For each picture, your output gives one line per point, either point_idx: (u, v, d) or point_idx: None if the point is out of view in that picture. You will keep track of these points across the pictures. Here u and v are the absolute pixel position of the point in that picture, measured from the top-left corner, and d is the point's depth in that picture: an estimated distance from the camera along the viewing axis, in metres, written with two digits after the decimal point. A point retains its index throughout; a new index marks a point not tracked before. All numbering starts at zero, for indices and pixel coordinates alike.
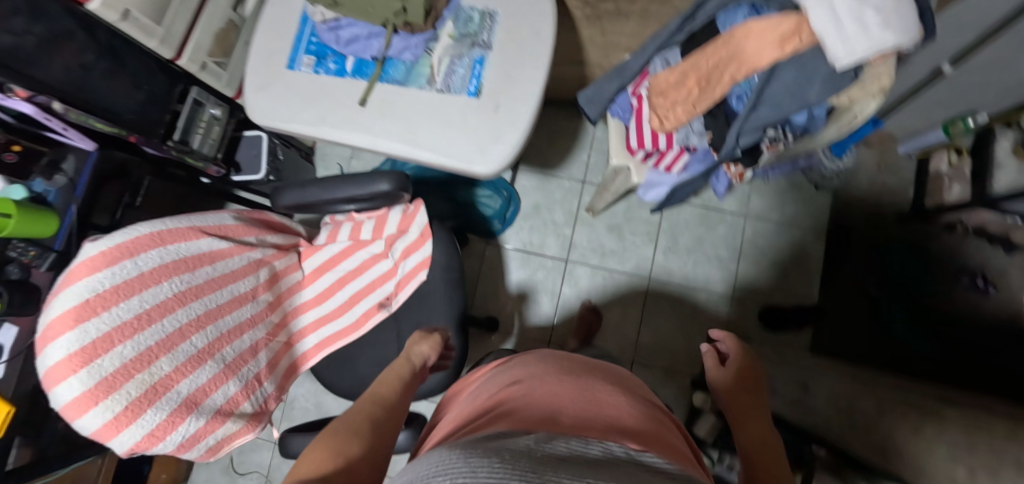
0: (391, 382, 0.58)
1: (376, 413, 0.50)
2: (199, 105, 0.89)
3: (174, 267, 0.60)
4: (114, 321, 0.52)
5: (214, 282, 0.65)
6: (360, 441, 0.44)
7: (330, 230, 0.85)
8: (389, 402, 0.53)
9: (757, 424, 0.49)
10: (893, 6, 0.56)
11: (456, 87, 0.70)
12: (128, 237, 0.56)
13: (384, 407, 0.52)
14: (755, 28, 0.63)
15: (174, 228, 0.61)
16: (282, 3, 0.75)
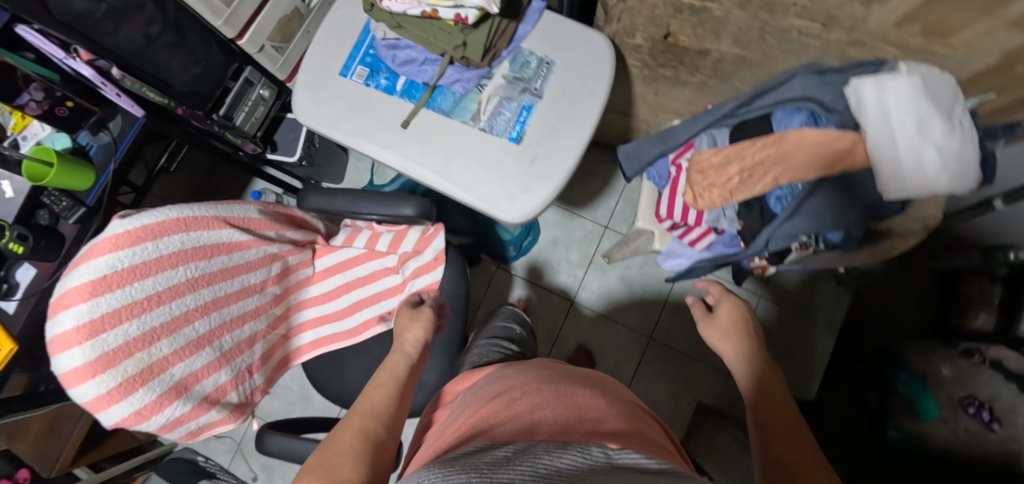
0: (385, 375, 0.56)
1: (376, 427, 0.48)
2: (249, 84, 0.91)
3: (193, 253, 0.61)
4: (126, 299, 0.53)
5: (227, 271, 0.66)
6: (353, 459, 0.43)
7: (348, 234, 0.87)
8: (381, 403, 0.52)
9: (767, 392, 0.46)
10: (956, 150, 0.56)
11: (499, 129, 0.70)
12: (156, 219, 0.57)
13: (376, 411, 0.50)
14: (808, 137, 0.62)
15: (200, 215, 0.62)
16: (349, 9, 0.76)
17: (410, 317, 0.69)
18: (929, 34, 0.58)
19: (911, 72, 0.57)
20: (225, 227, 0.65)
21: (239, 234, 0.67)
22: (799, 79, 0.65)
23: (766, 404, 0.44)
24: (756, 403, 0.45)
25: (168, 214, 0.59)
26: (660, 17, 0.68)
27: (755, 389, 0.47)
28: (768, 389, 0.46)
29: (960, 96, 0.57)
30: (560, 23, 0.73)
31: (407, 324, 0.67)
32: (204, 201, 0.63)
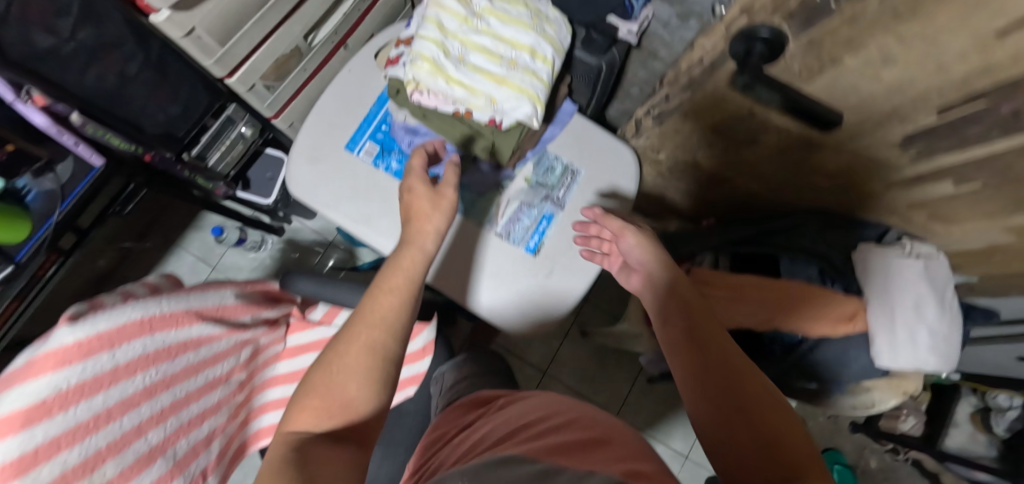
0: (399, 279, 0.49)
1: (386, 339, 0.44)
2: (231, 122, 0.80)
3: (154, 356, 0.49)
4: (68, 423, 0.40)
5: (190, 370, 0.55)
6: (355, 383, 0.42)
7: (328, 308, 0.78)
8: (392, 313, 0.46)
9: (700, 340, 0.45)
10: (947, 337, 0.60)
11: (516, 237, 0.67)
12: (114, 323, 0.44)
13: (384, 323, 0.45)
14: (817, 298, 0.65)
15: (168, 312, 0.50)
16: (362, 74, 0.69)
17: (429, 207, 0.56)
18: (932, 217, 0.63)
19: (915, 254, 0.63)
20: (196, 320, 0.55)
21: (212, 326, 0.57)
22: (807, 232, 0.69)
23: (712, 358, 0.43)
24: (705, 349, 0.44)
25: (132, 313, 0.46)
26: (691, 146, 0.68)
27: (702, 330, 0.46)
28: (706, 334, 0.46)
29: (950, 284, 0.63)
30: (589, 130, 0.70)
31: (419, 219, 0.55)
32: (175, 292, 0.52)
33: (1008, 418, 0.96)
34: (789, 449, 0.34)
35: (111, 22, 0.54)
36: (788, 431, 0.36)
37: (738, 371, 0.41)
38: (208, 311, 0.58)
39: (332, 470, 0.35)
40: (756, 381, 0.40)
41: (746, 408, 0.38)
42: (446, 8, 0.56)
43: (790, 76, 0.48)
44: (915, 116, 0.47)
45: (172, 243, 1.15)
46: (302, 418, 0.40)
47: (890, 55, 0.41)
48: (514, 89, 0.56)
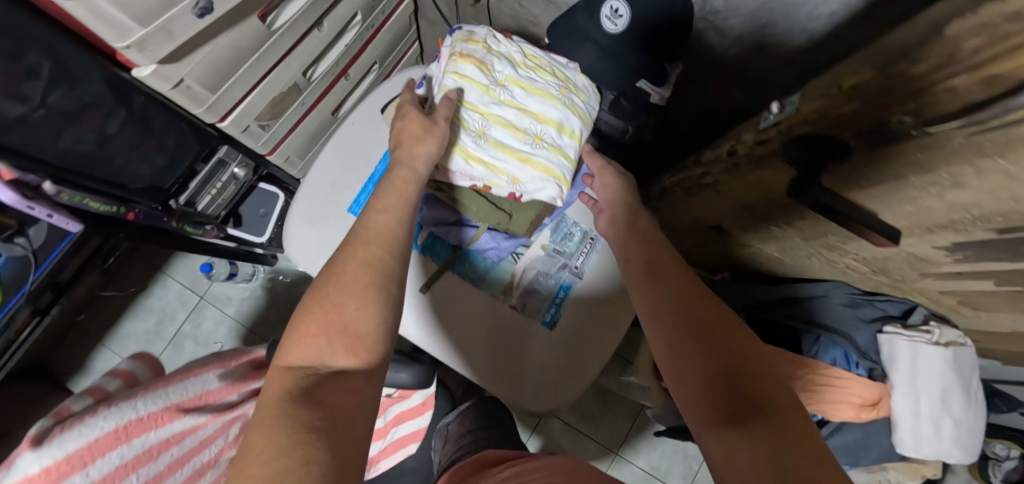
0: (395, 198, 0.45)
1: (387, 258, 0.40)
2: (222, 165, 0.74)
3: (133, 466, 0.41)
4: None
5: (178, 471, 0.46)
6: (359, 303, 0.37)
7: None
8: (393, 233, 0.43)
9: (659, 276, 0.45)
10: (971, 430, 0.60)
11: (532, 309, 0.63)
12: (81, 441, 0.37)
13: (382, 242, 0.41)
14: (842, 381, 0.63)
15: (146, 413, 0.43)
16: (367, 129, 0.64)
17: (422, 130, 0.49)
18: (962, 302, 0.61)
19: (944, 341, 0.61)
20: (178, 415, 0.47)
21: (197, 417, 0.49)
22: (832, 306, 0.66)
23: (670, 294, 0.43)
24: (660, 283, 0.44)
25: (103, 425, 0.39)
26: (717, 215, 0.65)
27: (659, 269, 0.46)
28: (661, 270, 0.46)
29: (976, 372, 0.61)
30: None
31: (410, 143, 0.49)
32: (151, 389, 0.44)
33: (1004, 468, 0.93)
34: (746, 379, 0.34)
35: (88, 82, 0.48)
36: (749, 355, 0.36)
37: (696, 303, 0.41)
38: (188, 401, 0.49)
39: (343, 420, 0.30)
40: (715, 311, 0.40)
41: (701, 336, 0.38)
42: (466, 77, 0.52)
43: (842, 179, 0.45)
44: (969, 228, 0.44)
45: (156, 269, 1.07)
46: (295, 354, 0.35)
47: (959, 178, 0.38)
48: (540, 168, 0.54)
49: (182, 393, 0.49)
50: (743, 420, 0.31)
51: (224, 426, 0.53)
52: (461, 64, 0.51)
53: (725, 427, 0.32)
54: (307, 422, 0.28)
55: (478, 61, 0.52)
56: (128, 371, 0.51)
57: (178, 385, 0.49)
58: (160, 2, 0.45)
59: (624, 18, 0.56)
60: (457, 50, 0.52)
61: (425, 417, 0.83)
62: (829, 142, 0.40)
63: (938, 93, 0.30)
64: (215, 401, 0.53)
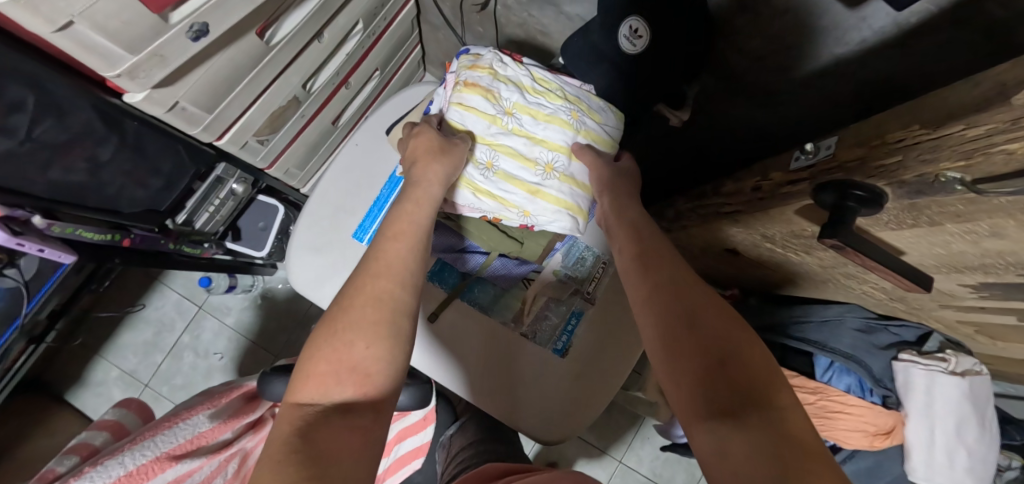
0: (406, 226, 0.44)
1: (402, 294, 0.38)
2: (220, 182, 0.72)
3: None
4: None
5: None
6: (368, 338, 0.35)
7: None
8: (405, 263, 0.40)
9: (653, 268, 0.44)
10: (984, 459, 0.60)
11: (542, 337, 0.61)
12: None
13: (389, 273, 0.39)
14: (854, 409, 0.63)
15: (133, 468, 0.47)
16: (371, 150, 0.62)
17: (436, 150, 0.49)
18: (980, 331, 0.60)
19: (960, 371, 0.60)
20: (168, 463, 0.50)
21: (189, 461, 0.51)
22: (847, 331, 0.64)
23: (666, 283, 0.42)
24: (655, 275, 0.43)
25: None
26: (733, 240, 0.64)
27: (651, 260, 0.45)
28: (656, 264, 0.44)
29: (990, 400, 0.62)
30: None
31: (427, 160, 0.49)
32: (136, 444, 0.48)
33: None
34: (740, 368, 0.33)
35: (75, 109, 0.46)
36: (744, 344, 0.35)
37: (687, 296, 0.40)
38: (179, 447, 0.52)
39: (344, 467, 0.27)
40: (709, 301, 0.39)
41: (695, 328, 0.37)
42: (471, 108, 0.52)
43: (873, 220, 0.44)
44: (1000, 272, 0.44)
45: (153, 279, 1.04)
46: (304, 389, 0.33)
47: (999, 229, 0.36)
48: (548, 200, 0.54)
49: (171, 441, 0.52)
50: (741, 411, 0.31)
51: (221, 465, 0.55)
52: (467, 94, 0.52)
53: (723, 414, 0.31)
54: (309, 468, 0.26)
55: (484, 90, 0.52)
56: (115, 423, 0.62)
57: (166, 433, 0.52)
58: (152, 29, 0.42)
59: (643, 38, 0.53)
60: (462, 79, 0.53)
61: (427, 431, 0.73)
62: (864, 190, 0.37)
63: (991, 156, 0.28)
64: (209, 442, 0.55)
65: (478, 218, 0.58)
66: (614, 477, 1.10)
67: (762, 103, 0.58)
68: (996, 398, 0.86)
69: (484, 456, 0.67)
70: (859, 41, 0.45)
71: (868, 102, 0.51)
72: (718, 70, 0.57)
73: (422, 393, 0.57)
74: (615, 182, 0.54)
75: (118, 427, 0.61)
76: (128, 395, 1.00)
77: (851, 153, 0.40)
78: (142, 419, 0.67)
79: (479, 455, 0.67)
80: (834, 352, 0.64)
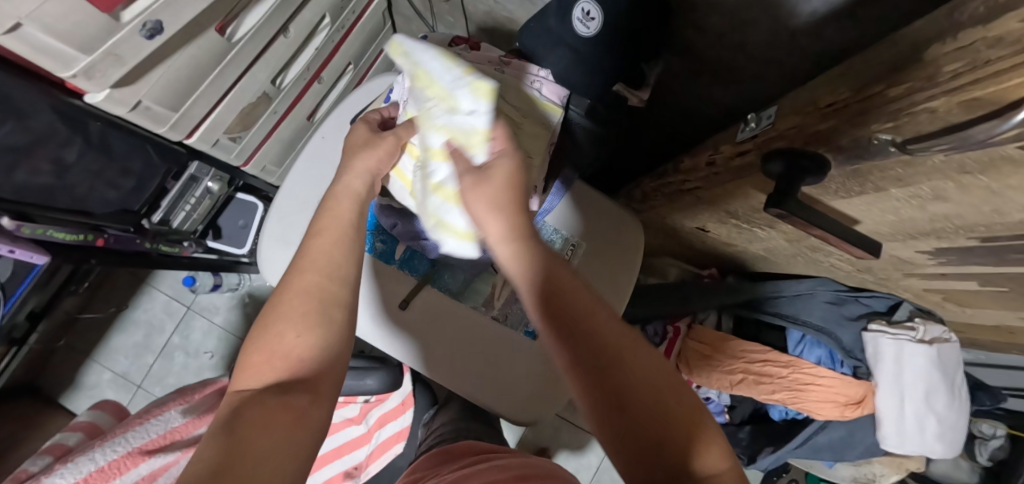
0: (335, 219, 0.40)
1: (333, 285, 0.36)
2: (194, 180, 0.73)
3: None
4: None
5: None
6: (298, 337, 0.34)
7: None
8: (333, 257, 0.38)
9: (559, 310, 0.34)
10: (952, 425, 0.61)
11: (514, 320, 0.62)
12: None
13: (315, 269, 0.37)
14: (823, 381, 0.64)
15: (107, 462, 0.50)
16: (335, 142, 0.63)
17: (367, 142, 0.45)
18: (947, 298, 0.60)
19: (928, 339, 0.61)
20: (142, 457, 0.53)
21: (163, 455, 0.54)
22: (818, 304, 0.65)
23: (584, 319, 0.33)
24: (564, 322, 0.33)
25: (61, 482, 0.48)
26: (701, 218, 0.64)
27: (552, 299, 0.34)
28: (562, 304, 0.34)
29: (959, 367, 0.62)
30: (593, 198, 0.65)
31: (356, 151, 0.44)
32: (108, 441, 0.51)
33: (991, 447, 0.86)
34: (673, 445, 0.29)
35: (35, 111, 0.47)
36: (674, 410, 0.30)
37: (608, 354, 0.32)
38: (152, 442, 0.55)
39: (266, 440, 0.27)
40: (629, 358, 0.32)
41: (621, 400, 0.31)
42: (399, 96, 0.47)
43: (822, 189, 0.44)
44: (952, 236, 0.44)
45: (140, 280, 1.05)
46: (249, 379, 0.33)
47: (941, 192, 0.37)
48: (447, 220, 0.45)
49: (144, 436, 0.55)
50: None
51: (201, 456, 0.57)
52: (415, 62, 0.42)
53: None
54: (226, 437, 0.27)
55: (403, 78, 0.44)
56: (90, 424, 0.64)
57: (137, 430, 0.55)
58: (103, 28, 0.43)
59: (596, 21, 0.53)
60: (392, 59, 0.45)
61: (407, 416, 0.77)
62: (812, 160, 0.38)
63: (916, 115, 0.28)
64: (183, 436, 0.58)
65: None
66: (604, 460, 1.11)
67: (723, 79, 0.58)
68: (974, 367, 0.86)
69: (464, 432, 0.67)
70: (810, 11, 0.45)
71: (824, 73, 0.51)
72: (677, 47, 0.57)
73: (390, 378, 0.62)
74: (517, 191, 0.38)
75: (94, 427, 0.63)
76: (120, 396, 1.02)
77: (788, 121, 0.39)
78: (119, 418, 0.69)
79: (458, 430, 0.67)
80: (806, 325, 0.65)
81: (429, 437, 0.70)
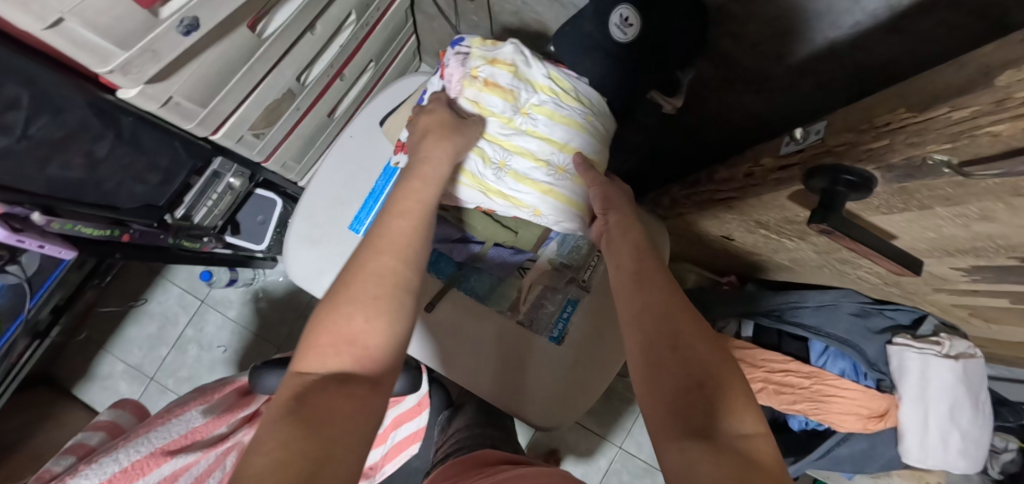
0: (413, 204, 0.42)
1: (404, 273, 0.38)
2: (217, 176, 0.72)
3: None
4: None
5: None
6: (376, 323, 0.35)
7: None
8: (408, 242, 0.40)
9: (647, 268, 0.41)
10: (975, 441, 0.61)
11: (540, 325, 0.62)
12: None
13: (397, 250, 0.39)
14: (847, 392, 0.64)
15: (131, 462, 0.50)
16: (363, 142, 0.62)
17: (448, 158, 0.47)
18: (974, 314, 0.60)
19: (953, 354, 0.61)
20: (165, 457, 0.52)
21: (185, 456, 0.53)
22: (842, 316, 0.65)
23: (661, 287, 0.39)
24: (648, 282, 0.40)
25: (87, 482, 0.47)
26: (728, 227, 0.64)
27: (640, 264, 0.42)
28: (646, 274, 0.40)
29: (984, 382, 0.62)
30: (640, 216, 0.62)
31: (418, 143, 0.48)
32: (132, 441, 0.50)
33: (1003, 460, 0.88)
34: (720, 396, 0.32)
35: (70, 107, 0.47)
36: (726, 372, 0.33)
37: (677, 314, 0.37)
38: (175, 442, 0.54)
39: (334, 441, 0.28)
40: (694, 326, 0.36)
41: (681, 350, 0.35)
42: (493, 113, 0.52)
43: (864, 205, 0.44)
44: (992, 255, 0.44)
45: (155, 273, 1.05)
46: (315, 361, 0.34)
47: (989, 213, 0.37)
48: (575, 199, 0.55)
49: (166, 436, 0.54)
50: (713, 438, 0.30)
51: (221, 457, 0.57)
52: (544, 76, 0.53)
53: (694, 440, 0.30)
54: (292, 446, 0.27)
55: (505, 90, 0.51)
56: (110, 422, 0.64)
57: (160, 429, 0.54)
58: (143, 24, 0.42)
59: (634, 27, 0.53)
60: (488, 75, 0.51)
61: (422, 417, 0.75)
62: (854, 174, 0.38)
63: (978, 138, 0.28)
64: (204, 436, 0.57)
65: (476, 210, 0.59)
66: (614, 463, 1.11)
67: (757, 89, 0.57)
68: (991, 381, 0.86)
69: (479, 438, 0.68)
70: (853, 24, 0.45)
71: (863, 86, 0.51)
72: (711, 55, 0.57)
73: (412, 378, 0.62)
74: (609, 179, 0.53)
75: (115, 427, 0.63)
76: (134, 388, 1.02)
77: None
78: (139, 417, 0.69)
79: (474, 438, 0.68)
80: (830, 336, 0.66)
81: (445, 443, 0.71)
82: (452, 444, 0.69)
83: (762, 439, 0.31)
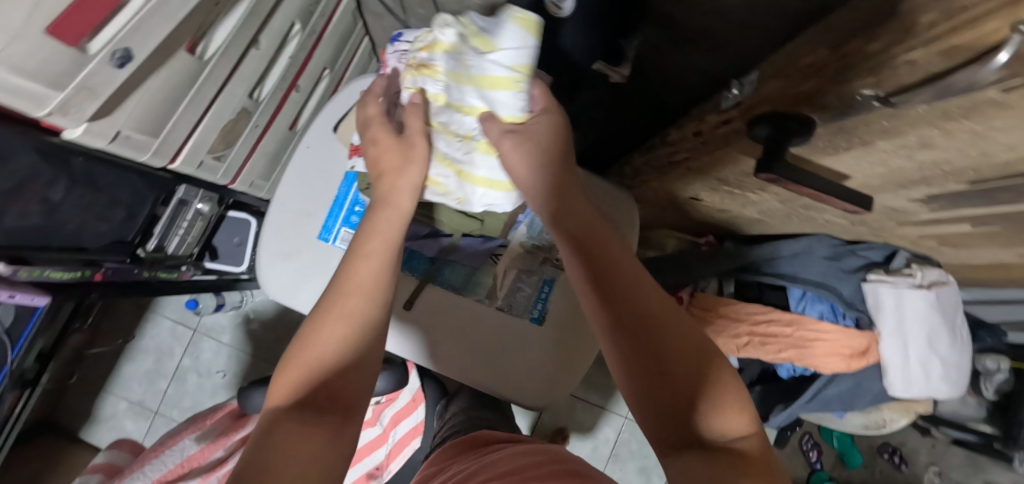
0: (379, 241, 0.45)
1: (371, 309, 0.40)
2: (184, 204, 0.72)
3: None
4: None
5: None
6: (357, 356, 0.37)
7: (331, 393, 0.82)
8: (376, 278, 0.42)
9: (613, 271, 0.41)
10: (956, 364, 0.62)
11: (518, 308, 0.62)
12: None
13: (364, 285, 0.41)
14: (829, 333, 0.65)
15: None
16: (320, 151, 0.62)
17: (401, 160, 0.49)
18: (942, 243, 0.61)
19: (927, 284, 0.62)
20: None
21: None
22: (817, 261, 0.66)
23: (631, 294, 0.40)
24: (613, 289, 0.40)
25: None
26: (694, 188, 0.65)
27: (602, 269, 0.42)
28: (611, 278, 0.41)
29: (959, 306, 0.63)
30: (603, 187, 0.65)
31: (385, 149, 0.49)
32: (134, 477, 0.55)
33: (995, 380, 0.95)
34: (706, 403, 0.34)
35: (15, 154, 0.47)
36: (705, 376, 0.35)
37: (653, 319, 0.38)
38: (170, 473, 0.56)
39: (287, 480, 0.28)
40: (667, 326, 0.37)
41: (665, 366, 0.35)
42: (424, 94, 0.49)
43: (812, 149, 0.44)
44: (942, 182, 0.45)
45: (143, 309, 1.05)
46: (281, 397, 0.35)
47: (928, 141, 0.37)
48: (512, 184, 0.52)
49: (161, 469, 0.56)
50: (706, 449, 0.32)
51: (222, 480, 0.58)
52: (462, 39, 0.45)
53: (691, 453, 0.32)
54: None
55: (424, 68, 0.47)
56: (107, 463, 0.65)
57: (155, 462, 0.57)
58: (73, 62, 0.42)
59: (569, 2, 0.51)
60: (416, 59, 0.48)
61: (419, 412, 0.78)
62: (795, 120, 0.39)
63: (897, 68, 0.28)
64: (202, 462, 0.59)
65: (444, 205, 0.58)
66: (621, 434, 1.13)
67: None
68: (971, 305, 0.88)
69: (476, 421, 0.69)
70: None
71: None
72: None
73: (397, 375, 0.63)
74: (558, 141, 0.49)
75: (112, 467, 0.64)
76: (140, 424, 1.03)
77: (768, 85, 0.39)
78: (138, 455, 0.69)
79: (471, 420, 0.69)
80: (805, 281, 0.67)
81: (443, 427, 0.72)
82: (449, 428, 0.70)
83: (752, 437, 0.32)
